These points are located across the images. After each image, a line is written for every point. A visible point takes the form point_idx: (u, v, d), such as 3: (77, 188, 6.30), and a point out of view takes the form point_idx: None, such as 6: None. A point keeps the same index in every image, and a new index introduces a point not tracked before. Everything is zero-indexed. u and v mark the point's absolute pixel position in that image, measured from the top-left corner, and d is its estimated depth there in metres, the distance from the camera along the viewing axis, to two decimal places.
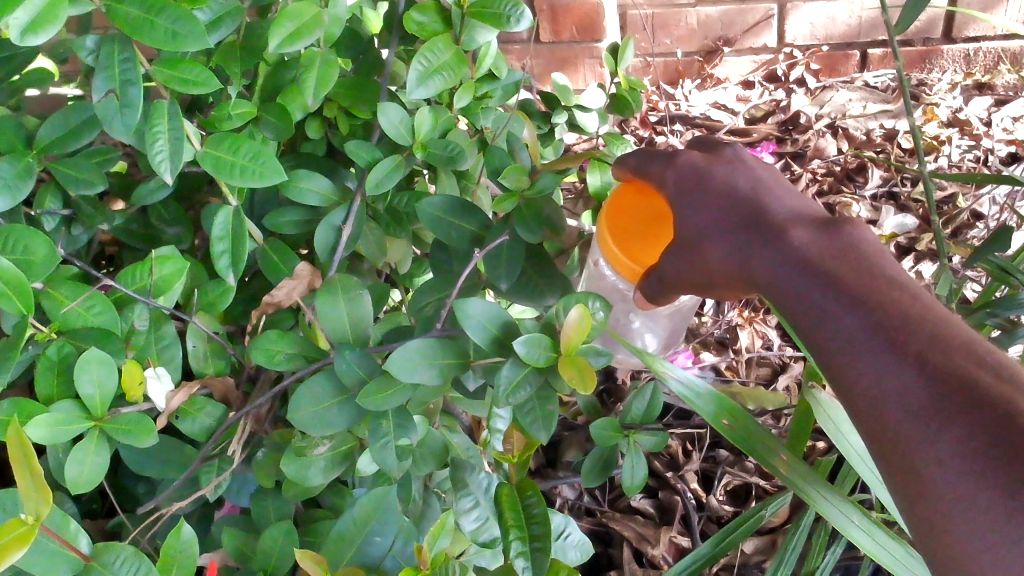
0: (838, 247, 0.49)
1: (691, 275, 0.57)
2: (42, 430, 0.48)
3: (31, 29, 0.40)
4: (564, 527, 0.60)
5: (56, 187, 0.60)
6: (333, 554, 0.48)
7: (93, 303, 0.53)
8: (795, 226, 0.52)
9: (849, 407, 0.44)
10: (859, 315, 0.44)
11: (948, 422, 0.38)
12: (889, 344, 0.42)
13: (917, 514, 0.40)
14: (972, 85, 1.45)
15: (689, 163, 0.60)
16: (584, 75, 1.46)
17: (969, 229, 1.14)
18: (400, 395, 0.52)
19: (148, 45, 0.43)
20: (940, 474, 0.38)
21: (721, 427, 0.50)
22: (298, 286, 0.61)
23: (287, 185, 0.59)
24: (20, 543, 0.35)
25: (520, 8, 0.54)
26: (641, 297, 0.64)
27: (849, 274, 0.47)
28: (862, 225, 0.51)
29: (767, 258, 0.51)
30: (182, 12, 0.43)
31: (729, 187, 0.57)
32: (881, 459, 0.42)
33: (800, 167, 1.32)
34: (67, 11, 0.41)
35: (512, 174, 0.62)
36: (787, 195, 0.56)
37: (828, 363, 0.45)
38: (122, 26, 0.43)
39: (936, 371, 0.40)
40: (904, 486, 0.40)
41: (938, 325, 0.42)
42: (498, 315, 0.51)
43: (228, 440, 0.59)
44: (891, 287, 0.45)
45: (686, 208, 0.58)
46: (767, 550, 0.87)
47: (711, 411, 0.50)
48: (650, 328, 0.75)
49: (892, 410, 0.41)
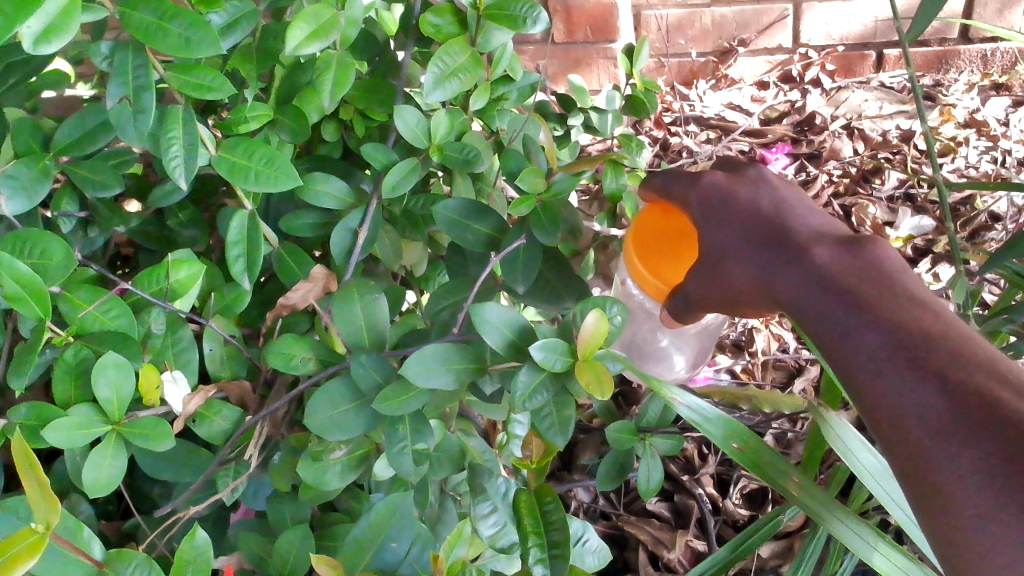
0: (860, 265, 0.49)
1: (712, 292, 0.57)
2: (61, 433, 0.48)
3: (44, 37, 0.39)
4: (582, 532, 0.60)
5: (73, 189, 0.61)
6: (350, 559, 0.48)
7: (111, 306, 0.53)
8: (817, 244, 0.52)
9: (871, 426, 0.44)
10: (880, 333, 0.44)
11: (968, 439, 0.38)
12: (910, 361, 0.42)
13: (937, 531, 0.39)
14: (989, 85, 1.44)
15: (712, 183, 0.59)
16: (598, 76, 1.46)
17: (987, 230, 1.13)
18: (418, 399, 0.51)
19: (162, 52, 0.43)
20: (962, 491, 0.37)
21: (732, 452, 0.48)
22: (314, 288, 0.59)
23: (303, 188, 0.59)
24: (32, 553, 0.35)
25: (537, 11, 0.54)
26: (667, 315, 0.63)
27: (870, 292, 0.46)
28: (885, 242, 0.51)
29: (789, 275, 0.51)
30: (196, 19, 0.43)
31: (752, 205, 0.57)
32: (903, 478, 0.41)
33: (815, 168, 1.31)
34: (79, 18, 0.41)
35: (529, 177, 0.61)
36: (810, 214, 0.56)
37: (850, 381, 0.45)
38: (136, 32, 0.43)
39: (958, 388, 0.40)
40: (925, 505, 0.39)
41: (961, 343, 0.42)
42: (514, 319, 0.50)
43: (245, 444, 0.59)
44: (912, 305, 0.45)
45: (709, 226, 0.58)
46: (783, 554, 0.87)
47: (722, 436, 0.48)
48: (677, 346, 0.76)
49: (913, 428, 0.40)
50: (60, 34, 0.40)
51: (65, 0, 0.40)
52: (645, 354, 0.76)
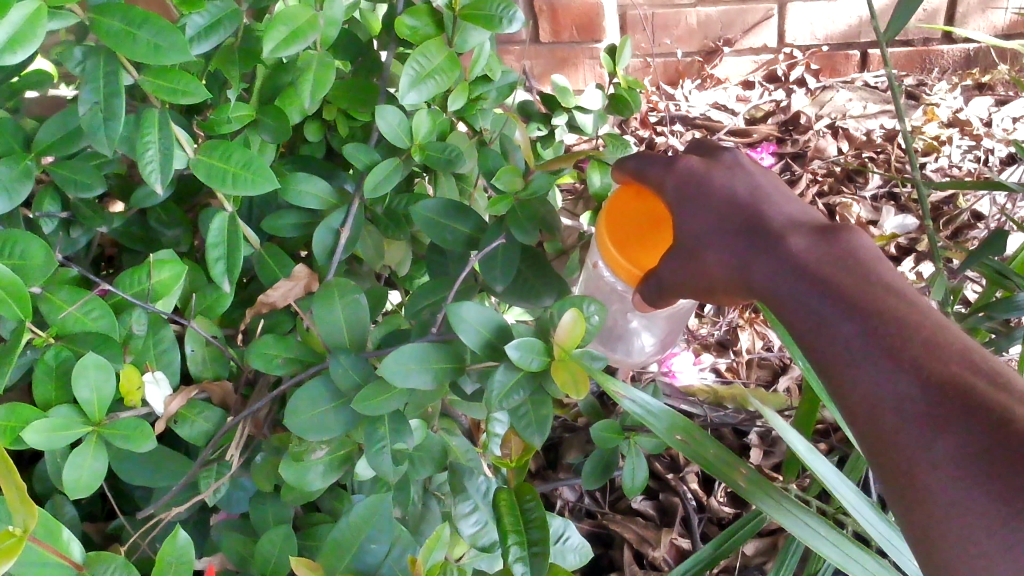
0: (835, 254, 0.49)
1: (689, 280, 0.58)
2: (41, 435, 0.48)
3: (8, 47, 0.39)
4: (563, 530, 0.60)
5: (54, 190, 0.60)
6: (330, 560, 0.48)
7: (92, 307, 0.52)
8: (792, 232, 0.52)
9: (845, 412, 0.44)
10: (856, 321, 0.44)
11: (945, 427, 0.38)
12: (886, 349, 0.42)
13: (911, 519, 0.39)
14: (972, 85, 1.45)
15: (687, 168, 0.59)
16: (584, 76, 1.46)
17: (969, 229, 1.15)
18: (395, 399, 0.51)
19: (131, 58, 0.43)
20: (936, 479, 0.38)
21: (676, 444, 0.48)
22: (295, 287, 0.60)
23: (284, 188, 0.59)
24: (7, 557, 0.35)
25: (513, 11, 0.54)
26: (640, 300, 0.64)
27: (846, 281, 0.47)
28: (860, 231, 0.51)
29: (766, 264, 0.51)
30: (163, 26, 0.43)
31: (728, 193, 0.57)
32: (877, 464, 0.42)
33: (800, 167, 1.32)
34: (46, 27, 0.41)
35: (506, 176, 0.61)
36: (784, 202, 0.56)
37: (825, 369, 0.45)
38: (105, 39, 0.43)
39: (932, 376, 0.40)
40: (901, 492, 0.40)
41: (935, 331, 0.42)
42: (490, 318, 0.50)
43: (226, 445, 0.59)
44: (886, 293, 0.46)
45: (686, 214, 0.58)
46: (768, 551, 0.87)
47: (666, 427, 0.48)
48: (648, 327, 0.77)
49: (888, 415, 0.41)
50: (26, 44, 0.40)
51: (30, 9, 0.40)
52: (615, 337, 0.78)
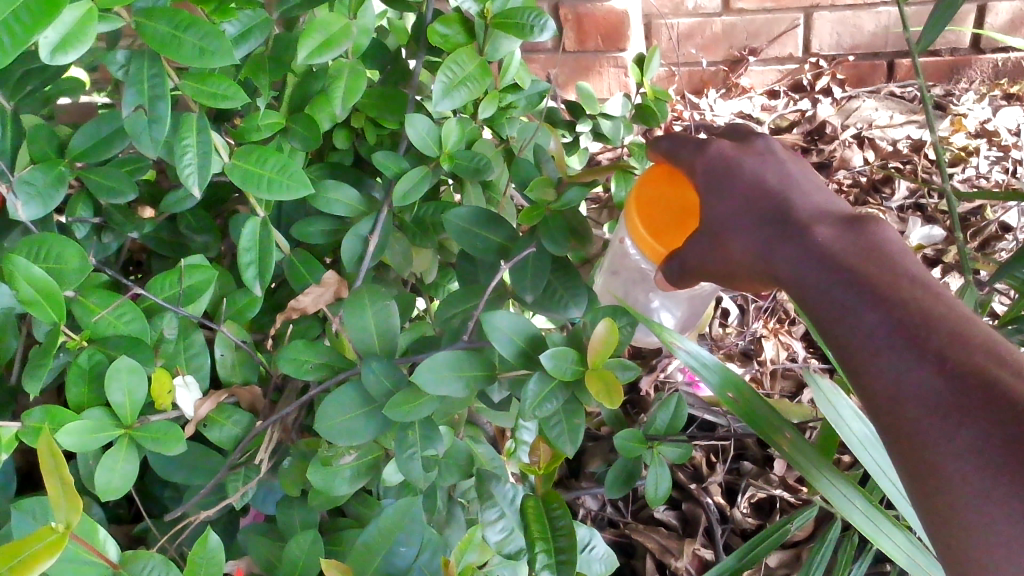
0: (861, 244, 0.49)
1: (708, 264, 0.58)
2: (74, 437, 0.48)
3: (62, 48, 0.40)
4: (589, 540, 0.60)
5: (87, 196, 0.61)
6: (358, 563, 0.48)
7: (125, 310, 0.54)
8: (819, 223, 0.52)
9: (863, 400, 0.44)
10: (881, 311, 0.44)
11: (968, 419, 0.38)
12: (909, 340, 0.42)
13: (928, 507, 0.39)
14: (1001, 95, 1.44)
15: (719, 153, 0.59)
16: (608, 84, 1.45)
17: (997, 241, 1.13)
18: (427, 406, 0.52)
19: (179, 61, 0.44)
20: (956, 470, 0.37)
21: (727, 401, 0.49)
22: (324, 293, 0.60)
23: (314, 196, 0.60)
24: (53, 550, 0.36)
25: (544, 19, 0.54)
26: (663, 278, 0.64)
27: (871, 271, 0.46)
28: (887, 224, 0.51)
29: (791, 252, 0.51)
30: (210, 30, 0.43)
31: (757, 179, 0.57)
32: (896, 452, 0.41)
33: (825, 177, 1.31)
34: (97, 29, 0.42)
35: (538, 188, 0.63)
36: (814, 193, 0.56)
37: (847, 356, 0.45)
38: (153, 43, 0.44)
39: (956, 368, 0.39)
40: (920, 481, 0.39)
41: (959, 324, 0.42)
42: (524, 327, 0.50)
43: (255, 449, 0.59)
44: (913, 285, 0.45)
45: (712, 198, 0.58)
46: (791, 564, 0.87)
47: (718, 383, 0.49)
48: (667, 307, 0.75)
49: (910, 405, 0.40)
50: (78, 45, 0.41)
51: (83, 11, 0.41)
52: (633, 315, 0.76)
